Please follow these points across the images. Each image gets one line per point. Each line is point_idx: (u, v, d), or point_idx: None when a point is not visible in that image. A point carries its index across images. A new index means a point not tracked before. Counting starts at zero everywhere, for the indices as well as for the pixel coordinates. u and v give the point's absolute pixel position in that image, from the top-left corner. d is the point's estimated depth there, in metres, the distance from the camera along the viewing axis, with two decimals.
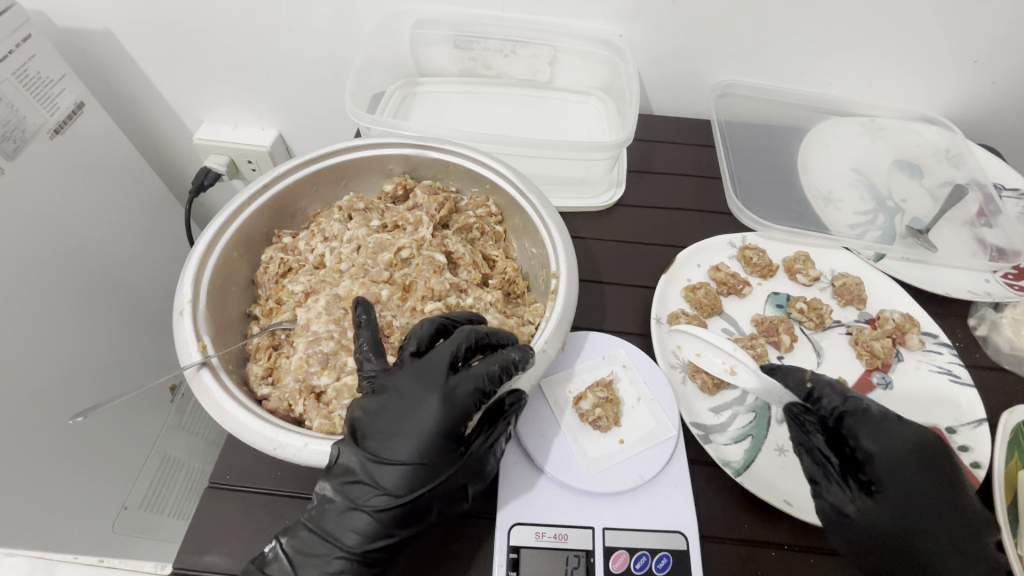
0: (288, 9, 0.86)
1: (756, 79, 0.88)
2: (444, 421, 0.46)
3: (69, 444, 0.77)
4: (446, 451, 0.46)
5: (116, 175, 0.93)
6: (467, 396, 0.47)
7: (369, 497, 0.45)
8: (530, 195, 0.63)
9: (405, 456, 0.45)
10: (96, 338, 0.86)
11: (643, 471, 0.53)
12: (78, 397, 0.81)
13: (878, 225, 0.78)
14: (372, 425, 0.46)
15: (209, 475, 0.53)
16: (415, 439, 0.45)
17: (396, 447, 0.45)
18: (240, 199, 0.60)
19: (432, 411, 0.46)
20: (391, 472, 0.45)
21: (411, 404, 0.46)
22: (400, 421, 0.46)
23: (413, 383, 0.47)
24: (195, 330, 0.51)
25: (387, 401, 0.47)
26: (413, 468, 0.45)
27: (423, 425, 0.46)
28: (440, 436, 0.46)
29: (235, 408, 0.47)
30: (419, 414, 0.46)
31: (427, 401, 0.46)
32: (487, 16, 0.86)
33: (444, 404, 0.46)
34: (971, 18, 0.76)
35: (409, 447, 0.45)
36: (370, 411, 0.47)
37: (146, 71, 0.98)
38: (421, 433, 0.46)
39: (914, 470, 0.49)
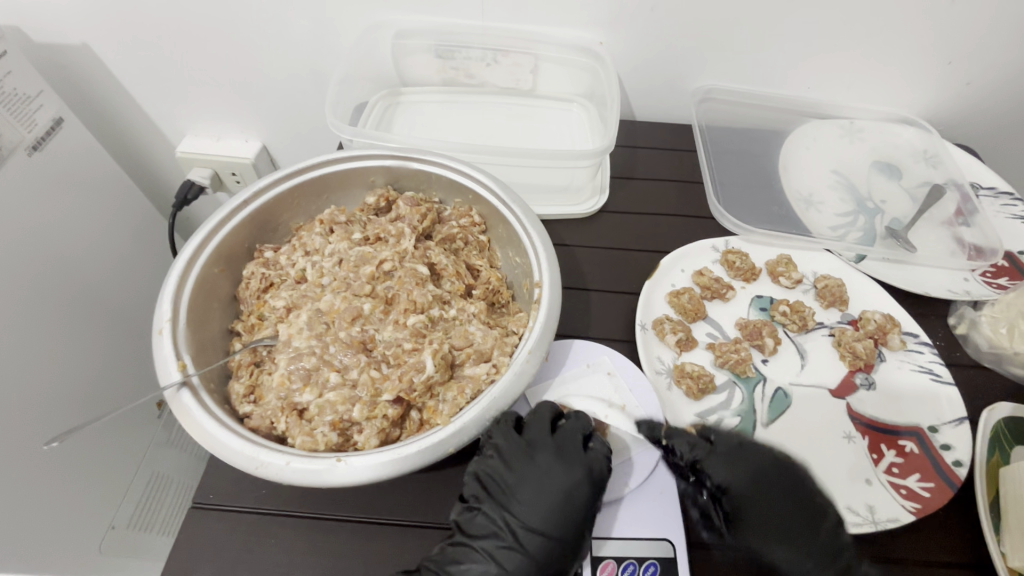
0: (268, 21, 0.85)
1: (735, 83, 0.89)
2: (586, 493, 0.49)
3: (47, 470, 0.75)
4: (587, 524, 0.49)
5: (96, 191, 0.92)
6: (605, 470, 0.51)
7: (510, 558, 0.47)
8: (512, 204, 0.63)
9: (548, 524, 0.48)
10: (79, 357, 0.85)
11: (629, 479, 0.53)
12: (58, 419, 0.79)
13: (858, 227, 0.79)
14: (514, 494, 0.50)
15: (193, 496, 0.52)
16: (558, 508, 0.48)
17: (539, 517, 0.48)
18: (220, 214, 0.60)
19: (574, 484, 0.49)
20: (537, 538, 0.47)
21: (551, 476, 0.50)
22: (542, 493, 0.49)
23: (553, 457, 0.51)
24: (175, 348, 0.51)
25: (528, 473, 0.50)
26: (556, 538, 0.47)
27: (563, 494, 0.49)
28: (580, 507, 0.49)
29: (216, 428, 0.46)
30: (558, 484, 0.49)
31: (573, 476, 0.50)
32: (467, 25, 0.86)
33: (587, 479, 0.50)
34: (942, 22, 0.77)
35: (552, 516, 0.48)
36: (510, 483, 0.50)
37: (125, 84, 0.97)
38: (562, 503, 0.49)
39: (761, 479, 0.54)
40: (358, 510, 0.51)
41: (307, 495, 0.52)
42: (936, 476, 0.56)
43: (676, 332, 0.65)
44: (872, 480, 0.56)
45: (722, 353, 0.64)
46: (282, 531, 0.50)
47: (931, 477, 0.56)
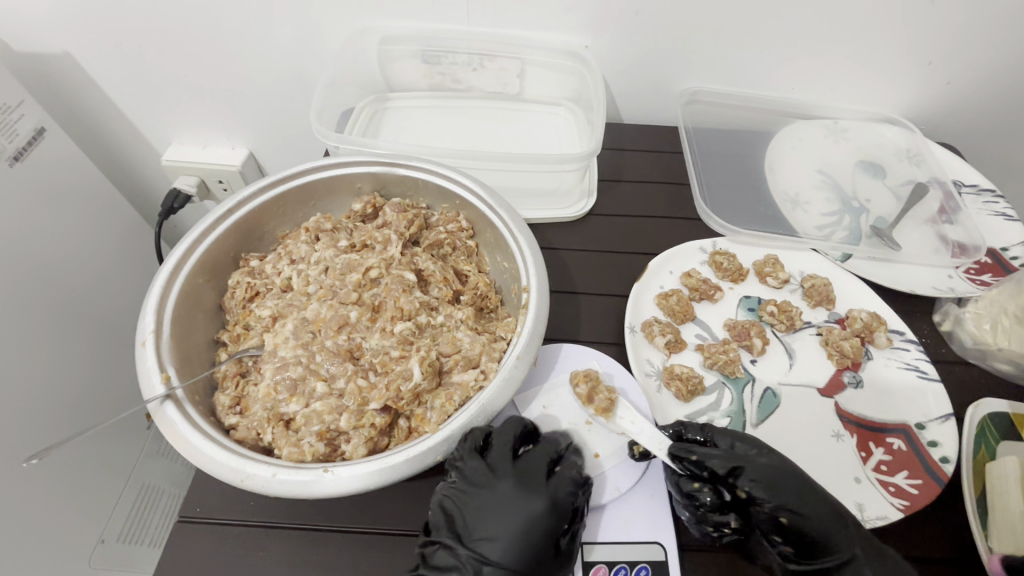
0: (253, 27, 0.85)
1: (721, 85, 0.90)
2: (546, 524, 0.47)
3: (28, 489, 0.72)
4: (548, 556, 0.46)
5: (80, 200, 0.91)
6: (569, 498, 0.48)
7: None
8: (499, 209, 0.63)
9: (506, 557, 0.46)
10: (64, 369, 0.83)
11: (620, 483, 0.53)
12: (37, 435, 0.76)
13: (844, 226, 0.80)
14: (474, 524, 0.47)
15: (180, 510, 0.51)
16: (516, 541, 0.46)
17: (499, 549, 0.46)
18: (204, 223, 0.59)
19: (534, 514, 0.47)
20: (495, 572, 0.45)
21: (511, 506, 0.48)
22: (503, 523, 0.47)
23: (514, 486, 0.49)
24: (159, 360, 0.50)
25: (488, 502, 0.48)
26: (517, 571, 0.45)
27: (523, 524, 0.47)
28: (540, 539, 0.46)
29: (201, 440, 0.46)
30: (517, 515, 0.47)
31: (533, 506, 0.47)
32: (453, 30, 0.86)
33: (549, 509, 0.47)
34: (922, 22, 0.78)
35: (510, 549, 0.46)
36: (472, 513, 0.48)
37: (109, 93, 0.96)
38: (521, 535, 0.46)
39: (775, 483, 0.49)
40: (347, 520, 0.51)
41: (296, 507, 0.52)
42: (924, 472, 0.56)
43: (665, 334, 0.65)
44: (861, 478, 0.57)
45: (710, 354, 0.64)
46: (271, 543, 0.50)
47: (919, 473, 0.56)
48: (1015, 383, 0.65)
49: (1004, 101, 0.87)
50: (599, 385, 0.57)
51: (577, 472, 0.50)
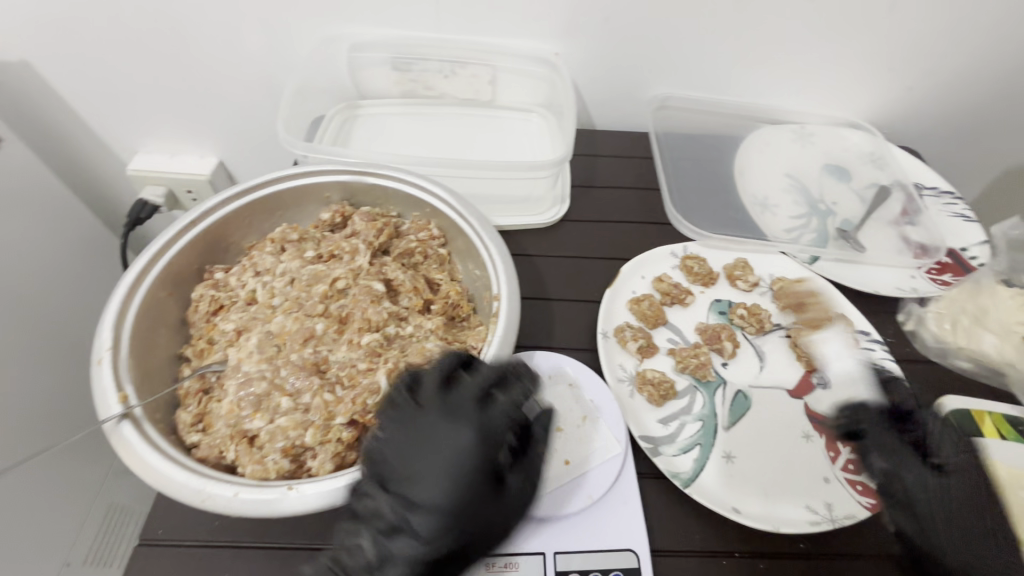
0: (220, 34, 0.84)
1: (692, 91, 0.91)
2: (475, 453, 0.43)
3: None
4: (479, 485, 0.43)
5: (39, 211, 0.88)
6: (500, 426, 0.45)
7: (402, 545, 0.41)
8: (470, 217, 0.63)
9: (437, 497, 0.42)
10: (18, 388, 0.80)
11: (592, 491, 0.53)
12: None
13: (812, 229, 0.82)
14: (400, 469, 0.43)
15: (141, 533, 0.49)
16: (447, 479, 0.42)
17: (428, 489, 0.42)
18: (165, 236, 0.58)
19: (463, 446, 0.44)
20: (427, 514, 0.42)
21: (440, 442, 0.44)
22: (433, 459, 0.43)
23: (443, 418, 0.45)
24: (116, 379, 0.48)
25: (415, 441, 0.44)
26: (449, 510, 0.42)
27: (454, 461, 0.43)
28: (470, 469, 0.43)
29: (160, 461, 0.44)
30: (448, 450, 0.43)
31: (462, 437, 0.44)
32: (423, 37, 0.85)
33: (478, 438, 0.44)
34: (881, 30, 0.80)
35: (440, 487, 0.42)
36: (399, 456, 0.44)
37: (70, 101, 0.93)
38: (451, 471, 0.43)
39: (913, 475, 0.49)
40: (316, 539, 0.50)
41: (262, 525, 0.51)
42: None
43: (636, 338, 0.66)
44: (830, 478, 0.57)
45: (682, 358, 0.65)
46: (236, 564, 0.48)
47: None
48: (974, 380, 0.67)
49: (960, 107, 0.90)
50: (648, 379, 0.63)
51: (514, 400, 0.47)
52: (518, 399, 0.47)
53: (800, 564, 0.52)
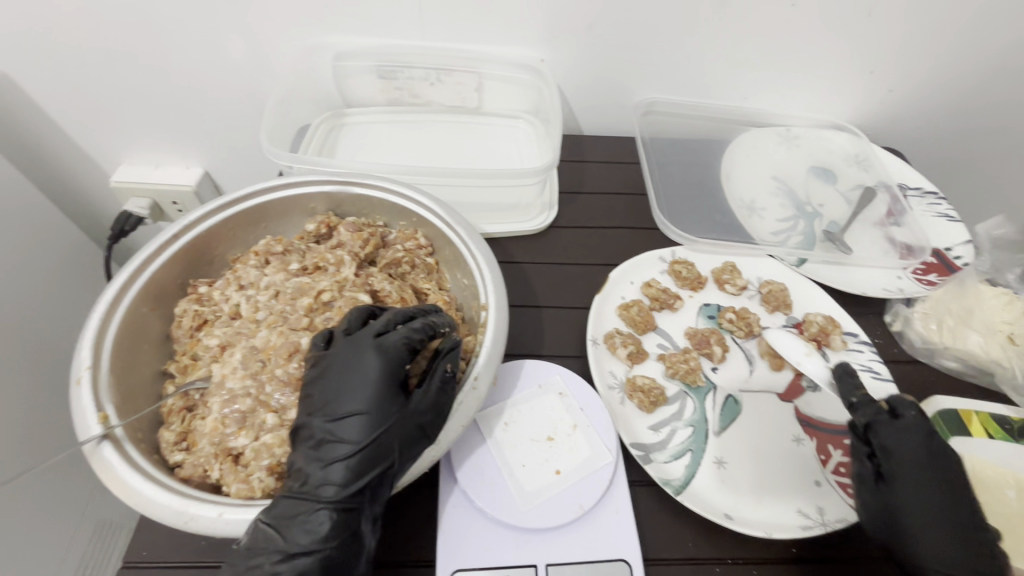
0: (202, 45, 0.83)
1: (677, 96, 0.91)
2: (379, 368, 0.46)
3: None
4: (389, 395, 0.46)
5: (19, 226, 0.86)
6: (398, 346, 0.48)
7: (333, 452, 0.44)
8: (457, 226, 0.63)
9: (359, 407, 0.45)
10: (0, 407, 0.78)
11: (583, 501, 0.52)
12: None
13: (798, 231, 0.82)
14: (321, 392, 0.47)
15: (124, 555, 0.48)
16: (365, 389, 0.46)
17: (345, 403, 0.45)
18: (146, 251, 0.57)
19: (367, 365, 0.47)
20: (352, 422, 0.45)
21: (354, 359, 0.47)
22: (344, 379, 0.46)
23: (345, 348, 0.48)
24: (96, 398, 0.47)
25: (327, 371, 0.47)
26: (367, 416, 0.45)
27: (367, 373, 0.46)
28: (377, 383, 0.46)
29: (141, 483, 0.43)
30: (361, 365, 0.47)
31: (365, 358, 0.47)
32: (408, 46, 0.85)
33: (379, 355, 0.47)
34: (863, 34, 0.81)
35: (355, 399, 0.45)
36: (315, 385, 0.47)
37: (51, 114, 0.92)
38: (361, 389, 0.46)
39: (917, 485, 0.50)
40: None
41: None
42: None
43: (626, 345, 0.65)
44: (822, 481, 0.57)
45: (671, 363, 0.65)
46: None
47: None
48: (960, 379, 0.67)
49: (941, 108, 0.91)
50: (642, 386, 0.62)
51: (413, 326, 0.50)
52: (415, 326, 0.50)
53: (791, 569, 0.52)
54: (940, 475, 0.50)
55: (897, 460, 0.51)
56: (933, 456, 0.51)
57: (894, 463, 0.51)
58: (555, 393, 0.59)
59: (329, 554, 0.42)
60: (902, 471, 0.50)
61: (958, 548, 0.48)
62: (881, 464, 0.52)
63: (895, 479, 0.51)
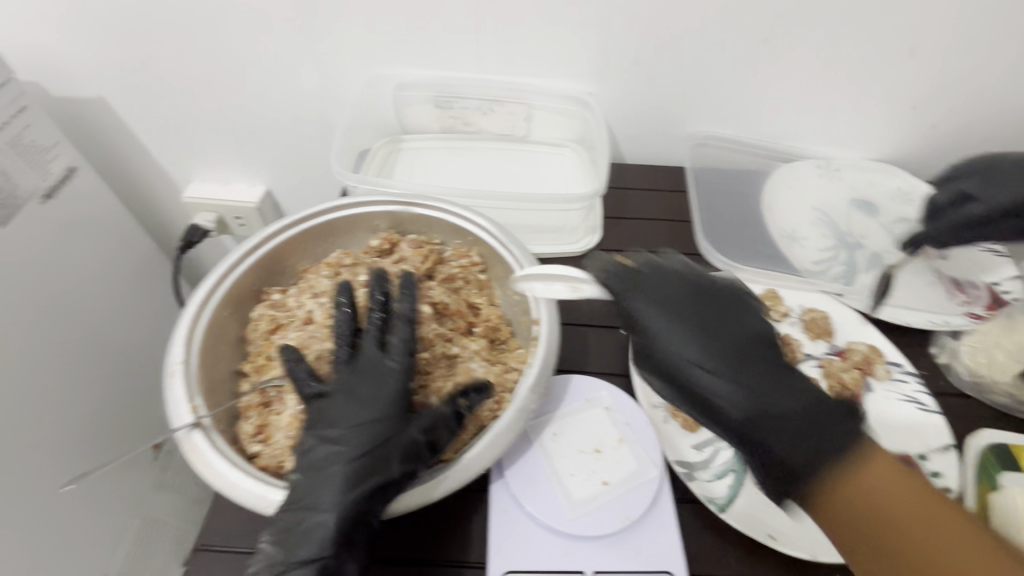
0: (277, 76, 0.91)
1: (721, 127, 0.94)
2: (383, 385, 0.50)
3: (62, 511, 0.82)
4: (391, 411, 0.50)
5: (99, 232, 0.95)
6: (403, 364, 0.52)
7: (336, 463, 0.47)
8: (510, 245, 0.67)
9: (364, 421, 0.49)
10: (71, 398, 0.86)
11: (630, 512, 0.53)
12: (77, 462, 0.86)
13: (840, 262, 0.84)
14: (328, 407, 0.50)
15: (199, 538, 0.52)
16: (370, 405, 0.49)
17: (348, 417, 0.49)
18: (231, 259, 0.63)
19: (371, 381, 0.51)
20: (355, 436, 0.48)
21: (361, 376, 0.51)
22: (352, 395, 0.50)
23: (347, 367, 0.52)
24: (186, 390, 0.52)
25: (333, 389, 0.51)
26: (369, 430, 0.48)
27: (373, 391, 0.50)
28: (381, 400, 0.50)
29: (228, 468, 0.48)
30: (366, 382, 0.51)
31: (372, 377, 0.51)
32: (464, 78, 0.91)
33: (385, 372, 0.51)
34: (906, 72, 0.83)
35: (358, 414, 0.49)
36: (323, 402, 0.51)
37: (137, 135, 1.02)
38: (364, 403, 0.50)
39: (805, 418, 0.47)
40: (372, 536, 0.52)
41: None
42: None
43: None
44: None
45: None
46: None
47: None
48: (1010, 417, 0.67)
49: (991, 144, 0.91)
50: None
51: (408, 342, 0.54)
52: (410, 343, 0.54)
53: None
54: (735, 370, 0.49)
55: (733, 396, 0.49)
56: (782, 378, 0.49)
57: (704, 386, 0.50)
58: (598, 409, 0.61)
59: (324, 565, 0.44)
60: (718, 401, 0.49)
61: (878, 505, 0.43)
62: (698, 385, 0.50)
63: (700, 404, 0.50)
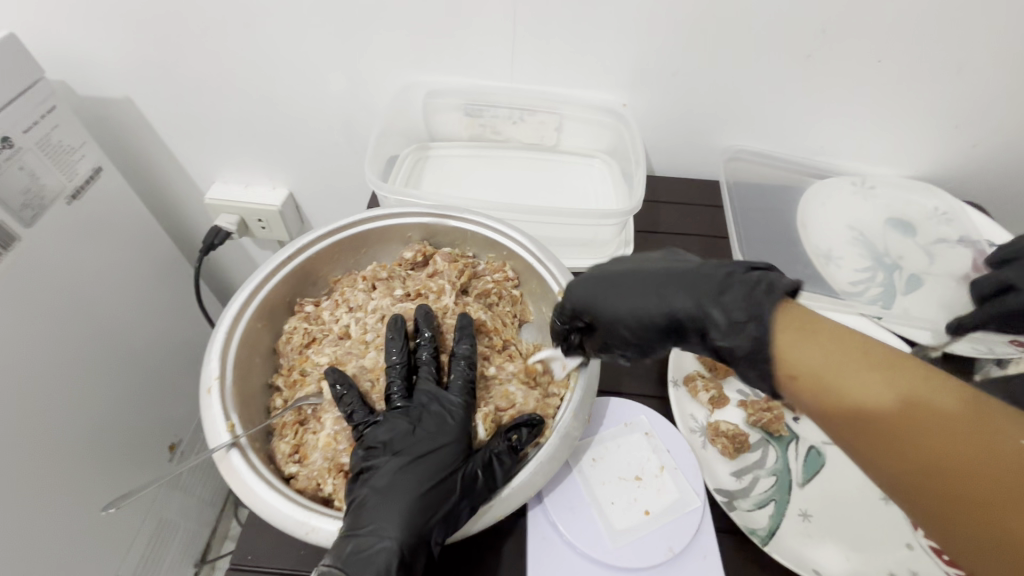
0: (306, 80, 0.90)
1: (755, 142, 0.92)
2: (450, 415, 0.53)
3: (100, 533, 0.86)
4: (460, 439, 0.51)
5: (123, 233, 0.95)
6: (466, 394, 0.54)
7: (406, 489, 0.48)
8: (547, 261, 0.66)
9: (433, 448, 0.50)
10: (91, 401, 0.85)
11: (673, 544, 0.52)
12: (119, 484, 0.91)
13: (878, 283, 0.82)
14: (390, 431, 0.51)
15: (231, 556, 0.51)
16: (439, 433, 0.51)
17: (416, 445, 0.50)
18: (266, 270, 0.62)
19: (437, 411, 0.53)
20: (425, 463, 0.49)
21: (428, 407, 0.53)
22: (419, 424, 0.52)
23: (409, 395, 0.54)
24: (223, 408, 0.52)
25: (394, 415, 0.52)
26: (440, 458, 0.50)
27: (442, 421, 0.52)
28: (450, 428, 0.52)
29: (266, 491, 0.47)
30: (434, 412, 0.53)
31: (438, 406, 0.53)
32: (496, 87, 0.90)
33: (451, 403, 0.53)
34: (948, 91, 0.81)
35: (427, 441, 0.50)
36: (382, 427, 0.51)
37: (162, 136, 1.01)
38: (432, 432, 0.51)
39: (831, 375, 0.37)
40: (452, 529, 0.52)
41: None
42: None
43: (708, 389, 0.65)
44: (913, 544, 0.55)
45: (754, 411, 0.64)
46: None
47: None
48: None
49: None
50: (730, 433, 0.62)
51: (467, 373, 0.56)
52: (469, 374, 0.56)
53: None
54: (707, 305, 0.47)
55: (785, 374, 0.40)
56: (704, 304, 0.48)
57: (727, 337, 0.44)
58: (639, 434, 0.60)
59: None
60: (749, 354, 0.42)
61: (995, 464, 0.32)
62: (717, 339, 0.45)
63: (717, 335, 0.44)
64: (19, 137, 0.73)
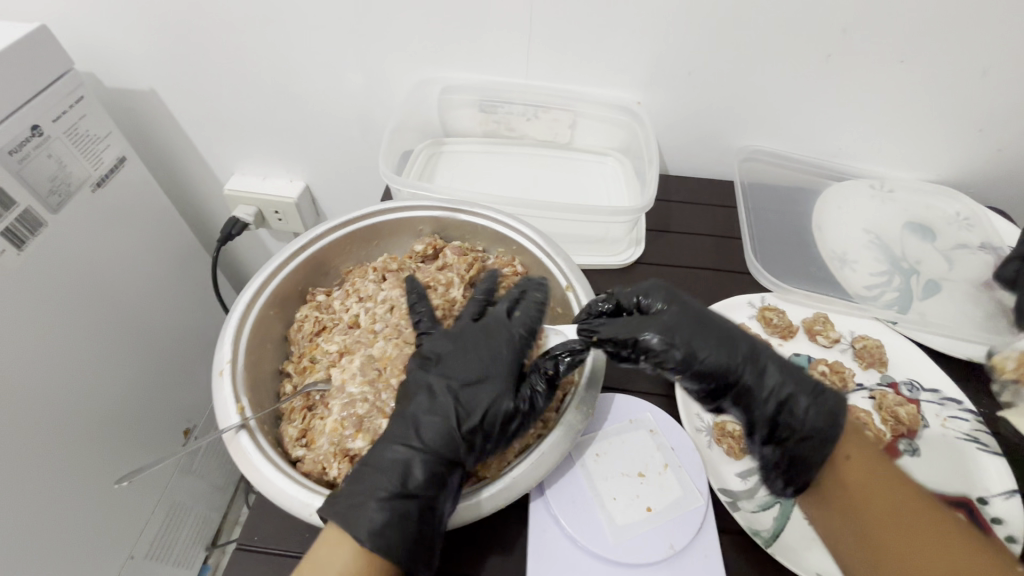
0: (325, 75, 0.92)
1: (772, 143, 0.91)
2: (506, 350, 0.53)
3: (111, 509, 0.87)
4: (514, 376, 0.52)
5: (144, 221, 0.97)
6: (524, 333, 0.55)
7: (449, 420, 0.49)
8: (557, 257, 0.66)
9: (485, 381, 0.52)
10: (110, 383, 0.88)
11: (674, 541, 0.52)
12: (130, 460, 0.92)
13: (894, 287, 0.81)
14: (451, 359, 0.53)
15: (238, 536, 0.53)
16: (493, 366, 0.52)
17: (471, 375, 0.52)
18: (280, 259, 0.63)
19: (498, 345, 0.54)
20: (477, 395, 0.51)
21: (489, 338, 0.54)
22: (476, 353, 0.53)
23: (477, 327, 0.56)
24: (234, 390, 0.53)
25: (456, 344, 0.55)
26: (491, 390, 0.51)
27: (498, 353, 0.53)
28: (505, 363, 0.53)
29: (273, 472, 0.48)
30: (492, 347, 0.54)
31: (495, 340, 0.54)
32: (510, 83, 0.90)
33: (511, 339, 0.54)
34: (969, 94, 0.80)
35: (479, 373, 0.52)
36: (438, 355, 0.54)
37: (185, 128, 1.03)
38: (490, 364, 0.53)
39: (857, 484, 0.49)
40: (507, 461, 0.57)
41: None
42: None
43: None
44: None
45: None
46: None
47: None
48: None
49: None
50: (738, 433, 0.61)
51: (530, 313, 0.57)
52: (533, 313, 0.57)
53: None
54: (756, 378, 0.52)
55: (842, 457, 0.50)
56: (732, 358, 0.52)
57: (794, 422, 0.51)
58: (644, 430, 0.60)
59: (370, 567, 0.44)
60: (811, 435, 0.50)
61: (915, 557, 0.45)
62: (776, 415, 0.52)
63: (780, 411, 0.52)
64: (49, 126, 0.76)
